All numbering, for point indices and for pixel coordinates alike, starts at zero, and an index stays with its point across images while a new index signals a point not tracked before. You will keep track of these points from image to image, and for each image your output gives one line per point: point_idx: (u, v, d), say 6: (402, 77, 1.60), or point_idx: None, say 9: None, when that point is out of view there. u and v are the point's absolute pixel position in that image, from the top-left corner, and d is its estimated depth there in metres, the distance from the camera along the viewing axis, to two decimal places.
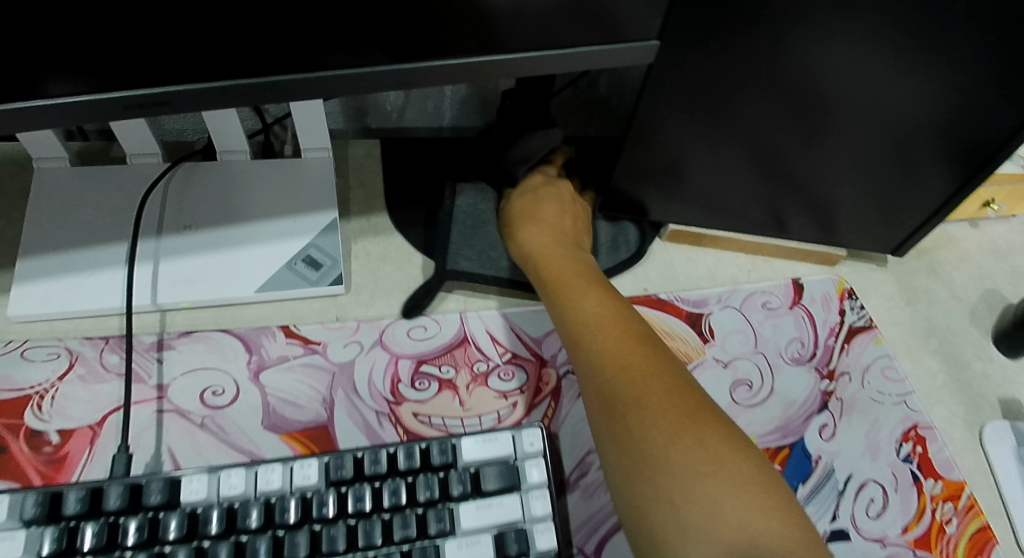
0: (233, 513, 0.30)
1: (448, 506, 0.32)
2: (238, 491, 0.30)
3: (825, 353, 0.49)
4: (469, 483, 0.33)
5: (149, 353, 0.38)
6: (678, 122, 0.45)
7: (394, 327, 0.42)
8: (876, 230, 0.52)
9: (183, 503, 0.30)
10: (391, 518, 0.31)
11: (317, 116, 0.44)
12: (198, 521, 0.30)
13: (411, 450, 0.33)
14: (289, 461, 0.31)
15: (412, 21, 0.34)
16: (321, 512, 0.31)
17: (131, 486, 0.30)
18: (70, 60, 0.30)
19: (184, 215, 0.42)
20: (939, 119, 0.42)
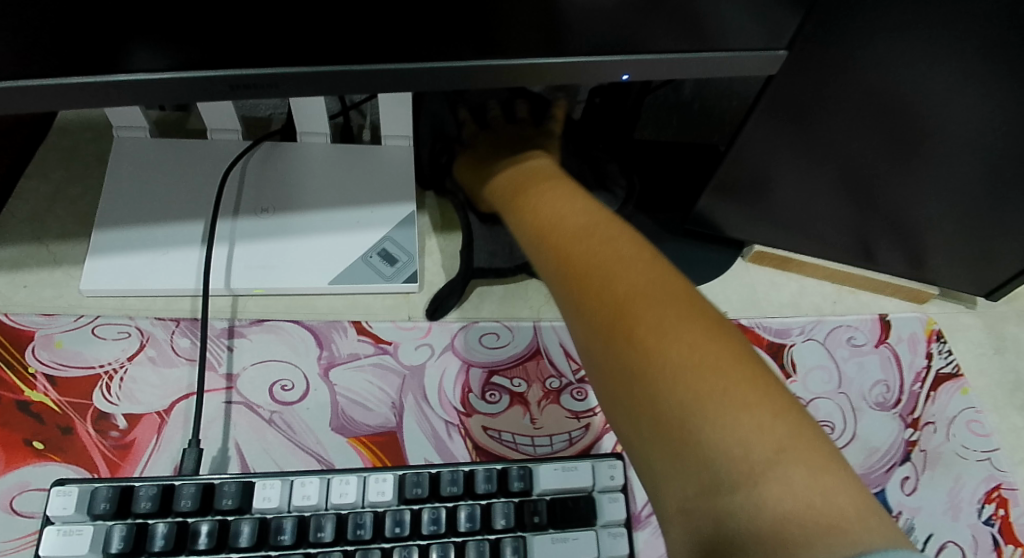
0: (305, 526, 0.29)
1: (525, 537, 0.31)
2: (310, 501, 0.29)
3: (911, 400, 0.46)
4: (546, 513, 0.31)
5: (221, 340, 0.36)
6: (785, 142, 0.41)
7: (467, 331, 0.40)
8: (975, 272, 0.49)
9: (254, 509, 0.29)
10: (465, 544, 0.30)
11: (403, 104, 0.42)
12: (269, 531, 0.28)
13: (489, 472, 0.31)
14: (364, 473, 0.30)
15: (534, 18, 0.32)
16: (395, 531, 0.29)
17: (203, 487, 0.29)
18: (181, 36, 0.29)
19: (261, 197, 0.40)
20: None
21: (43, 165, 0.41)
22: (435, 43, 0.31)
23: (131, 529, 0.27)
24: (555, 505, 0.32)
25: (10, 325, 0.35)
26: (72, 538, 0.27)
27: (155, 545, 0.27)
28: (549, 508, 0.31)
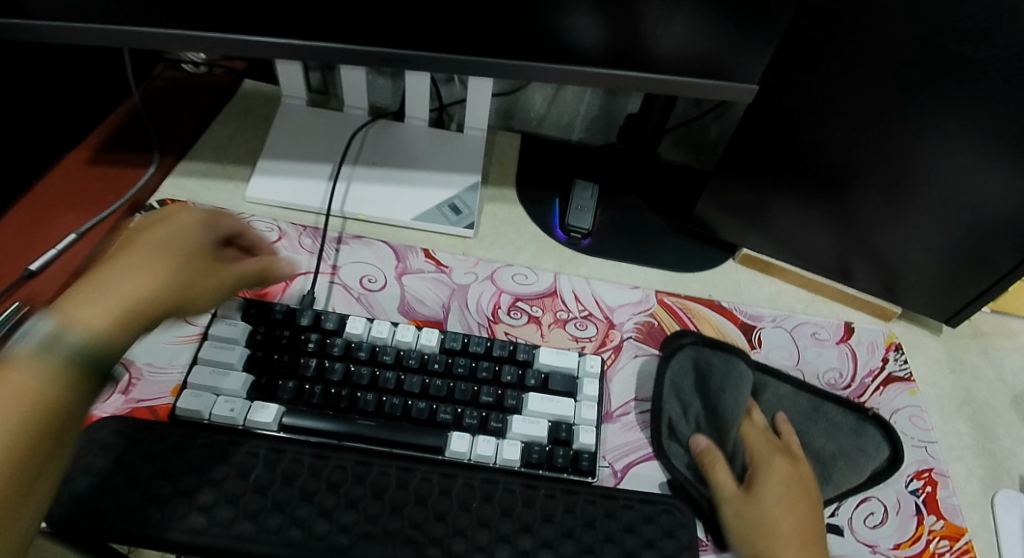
0: (376, 351, 0.43)
1: (522, 392, 0.44)
2: (382, 337, 0.44)
3: (859, 388, 0.56)
4: (540, 380, 0.44)
5: (331, 244, 0.51)
6: (761, 152, 0.55)
7: (504, 270, 0.53)
8: (929, 294, 0.59)
9: (344, 334, 0.44)
10: (480, 387, 0.43)
11: (483, 102, 0.57)
12: (352, 348, 0.43)
13: (505, 346, 0.45)
14: (420, 327, 0.45)
15: (572, 38, 0.50)
16: (434, 366, 0.43)
17: (316, 314, 0.44)
18: (360, 21, 0.48)
19: (373, 154, 0.56)
20: (981, 189, 0.50)
21: (227, 117, 0.58)
22: (509, 48, 0.50)
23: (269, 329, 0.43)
24: (547, 377, 0.44)
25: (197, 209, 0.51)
26: (229, 326, 0.43)
27: (282, 341, 0.43)
28: (542, 378, 0.44)
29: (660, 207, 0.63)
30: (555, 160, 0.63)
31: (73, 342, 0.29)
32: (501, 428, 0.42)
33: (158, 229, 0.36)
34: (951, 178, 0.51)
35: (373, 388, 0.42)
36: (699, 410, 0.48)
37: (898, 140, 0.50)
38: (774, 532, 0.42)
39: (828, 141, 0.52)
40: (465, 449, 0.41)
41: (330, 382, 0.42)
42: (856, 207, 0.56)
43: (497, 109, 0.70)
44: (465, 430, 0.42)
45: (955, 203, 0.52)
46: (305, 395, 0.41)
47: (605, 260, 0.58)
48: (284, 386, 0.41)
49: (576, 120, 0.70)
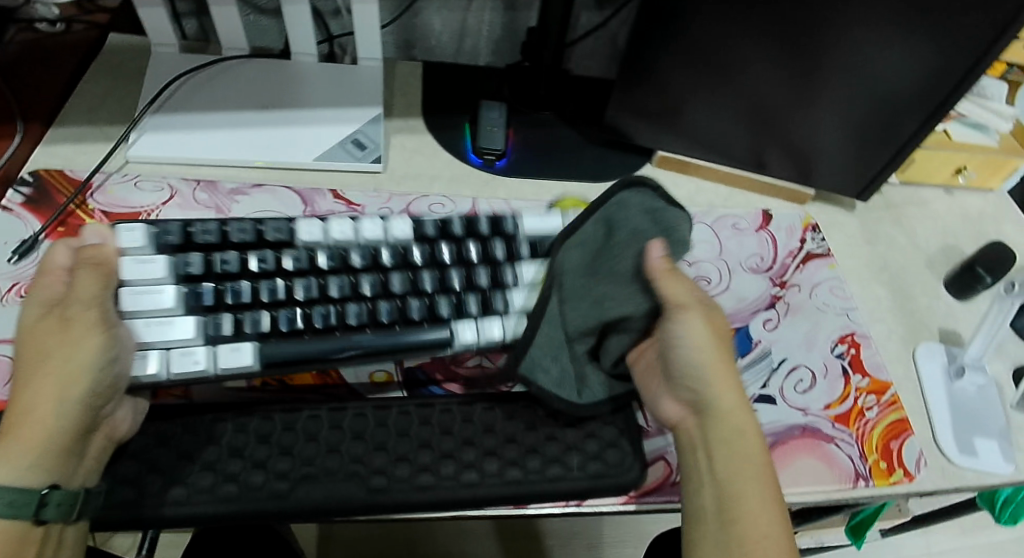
0: (342, 254, 0.43)
1: (512, 263, 0.44)
2: (345, 237, 0.43)
3: (781, 268, 0.56)
4: (528, 250, 0.44)
5: (231, 197, 0.48)
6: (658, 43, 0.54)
7: (419, 201, 0.52)
8: (843, 170, 0.60)
9: (299, 243, 0.42)
10: (470, 270, 0.43)
11: (372, 29, 0.54)
12: (315, 258, 0.42)
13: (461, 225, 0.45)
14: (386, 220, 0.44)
15: None
16: (413, 259, 0.43)
17: (257, 226, 0.42)
18: None
19: (264, 97, 0.53)
20: (881, 52, 0.50)
21: (97, 76, 0.53)
22: None
23: (204, 257, 0.41)
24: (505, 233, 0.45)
25: (74, 176, 0.47)
26: (146, 266, 0.39)
27: (223, 267, 0.41)
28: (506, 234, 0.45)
29: (573, 119, 0.62)
30: (461, 84, 0.61)
31: (45, 413, 0.33)
32: (502, 309, 0.43)
33: (37, 332, 0.35)
34: (850, 41, 0.50)
35: (354, 297, 0.42)
36: (632, 226, 0.40)
37: (799, 23, 0.50)
38: (735, 472, 0.36)
39: (735, 35, 0.52)
40: (469, 339, 0.41)
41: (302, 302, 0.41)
42: (762, 90, 0.55)
43: (395, 41, 0.67)
44: (465, 319, 0.42)
45: (861, 82, 0.53)
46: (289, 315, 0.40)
47: (523, 179, 0.57)
48: (252, 311, 0.40)
49: (480, 44, 0.68)
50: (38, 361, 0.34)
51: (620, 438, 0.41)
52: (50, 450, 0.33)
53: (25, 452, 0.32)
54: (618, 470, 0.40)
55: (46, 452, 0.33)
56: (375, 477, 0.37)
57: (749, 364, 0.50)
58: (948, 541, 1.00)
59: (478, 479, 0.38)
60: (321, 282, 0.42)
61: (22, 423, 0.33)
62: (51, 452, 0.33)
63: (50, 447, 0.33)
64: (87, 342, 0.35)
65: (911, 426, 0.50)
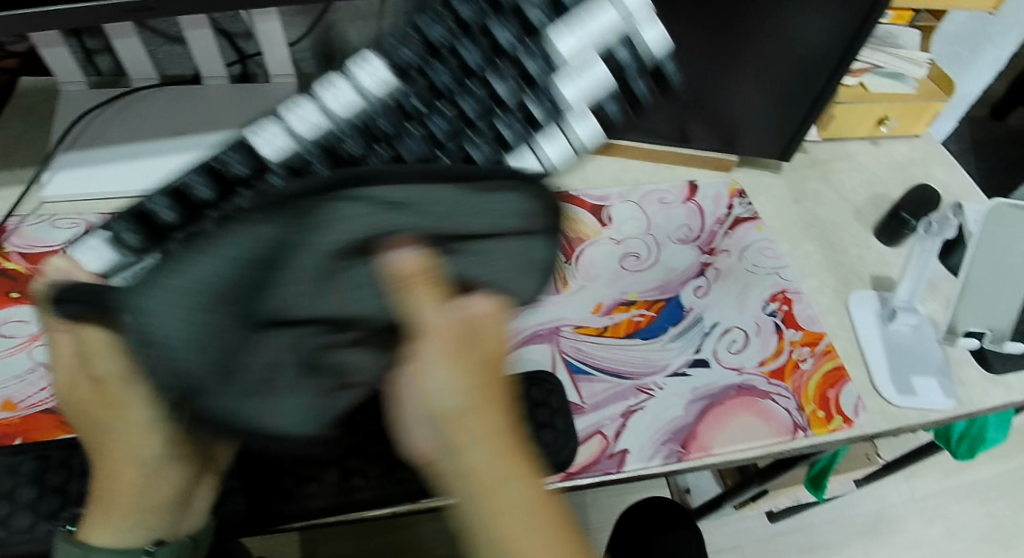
0: (367, 126, 0.38)
1: (528, 81, 0.40)
2: (332, 113, 0.38)
3: (709, 236, 0.57)
4: (516, 46, 0.40)
5: None
6: None
7: None
8: (764, 133, 0.61)
9: (314, 137, 0.38)
10: (518, 93, 0.40)
11: (278, 46, 0.55)
12: (372, 142, 0.38)
13: (490, 18, 0.40)
14: (348, 77, 0.40)
15: None
16: (410, 104, 0.39)
17: (244, 154, 0.37)
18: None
19: (176, 124, 0.53)
20: (777, 15, 0.51)
21: (9, 120, 0.54)
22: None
23: (217, 193, 0.37)
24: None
25: None
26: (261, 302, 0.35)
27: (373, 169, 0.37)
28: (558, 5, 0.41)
29: None
30: None
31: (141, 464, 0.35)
32: (562, 120, 0.40)
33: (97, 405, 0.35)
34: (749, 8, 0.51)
35: (437, 151, 0.38)
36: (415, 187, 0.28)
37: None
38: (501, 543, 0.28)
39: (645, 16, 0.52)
40: (565, 144, 0.40)
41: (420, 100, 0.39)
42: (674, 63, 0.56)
43: (314, 56, 0.67)
44: (547, 136, 0.40)
45: (773, 49, 0.54)
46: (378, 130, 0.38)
47: None
48: (370, 156, 0.37)
49: None
50: (94, 427, 0.35)
51: (551, 419, 0.43)
52: (149, 510, 0.36)
53: (127, 510, 0.35)
54: (551, 450, 0.42)
55: (152, 506, 0.36)
56: None
57: (682, 332, 0.50)
58: (930, 483, 0.99)
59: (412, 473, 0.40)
60: (401, 149, 0.37)
61: (143, 483, 0.35)
62: (150, 509, 0.36)
63: (149, 505, 0.36)
64: (146, 412, 0.34)
65: (848, 374, 0.50)
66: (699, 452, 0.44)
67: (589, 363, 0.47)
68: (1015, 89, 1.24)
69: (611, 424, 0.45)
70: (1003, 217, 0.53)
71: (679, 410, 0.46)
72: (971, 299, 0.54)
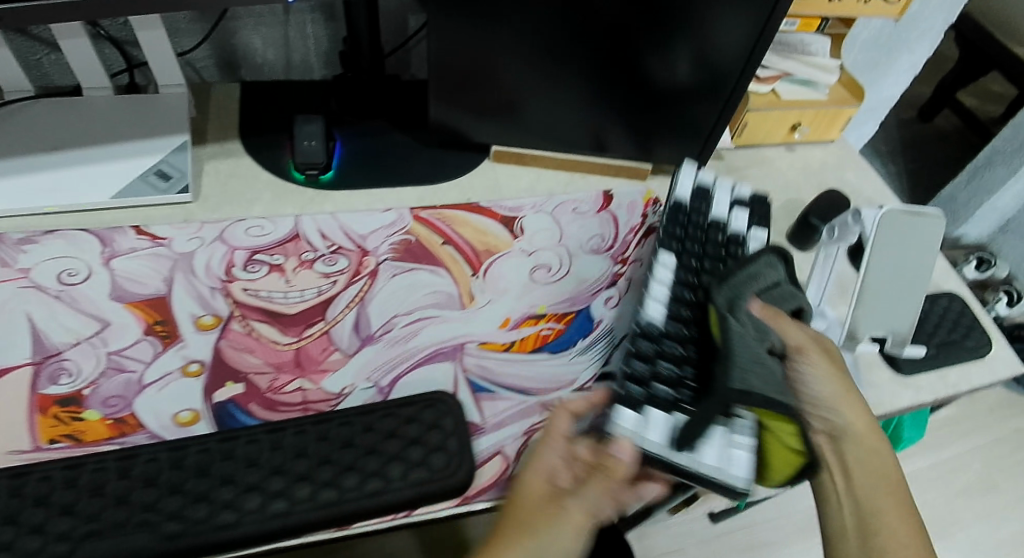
0: (654, 361, 0.43)
1: (738, 248, 0.51)
2: (652, 348, 0.44)
3: (623, 246, 0.56)
4: (682, 201, 0.52)
5: (17, 246, 0.45)
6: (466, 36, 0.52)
7: (234, 227, 0.50)
8: (674, 142, 0.60)
9: (652, 383, 0.42)
10: (712, 258, 0.50)
11: (167, 55, 0.52)
12: (676, 383, 0.43)
13: (660, 252, 0.49)
14: (636, 333, 0.45)
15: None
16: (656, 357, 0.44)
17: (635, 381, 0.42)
18: None
19: (52, 138, 0.50)
20: (683, 20, 0.50)
21: None
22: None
23: (645, 389, 0.41)
24: (732, 240, 0.51)
25: None
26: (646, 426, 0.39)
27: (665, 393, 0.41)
28: (697, 210, 0.52)
29: (405, 125, 0.60)
30: (281, 101, 0.59)
31: None
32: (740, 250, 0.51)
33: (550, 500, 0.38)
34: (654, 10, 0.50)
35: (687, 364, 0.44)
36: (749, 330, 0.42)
37: (681, 18, 0.50)
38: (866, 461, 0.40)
39: (549, 14, 0.50)
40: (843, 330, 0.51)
41: (660, 336, 0.45)
42: (581, 68, 0.54)
43: (217, 65, 0.64)
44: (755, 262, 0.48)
45: (681, 54, 0.53)
46: (671, 380, 0.42)
47: (352, 189, 0.55)
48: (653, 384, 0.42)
49: (310, 58, 0.66)
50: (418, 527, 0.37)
51: (445, 441, 0.40)
52: None
53: None
54: (444, 474, 0.39)
55: None
56: (168, 523, 0.34)
57: (591, 345, 0.49)
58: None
59: (288, 507, 0.36)
60: (665, 378, 0.42)
61: None
62: None
63: None
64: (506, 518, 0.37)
65: None
66: None
67: (493, 382, 0.45)
68: (938, 90, 1.27)
69: (512, 444, 0.43)
70: (901, 223, 0.52)
71: None
72: (870, 305, 0.50)
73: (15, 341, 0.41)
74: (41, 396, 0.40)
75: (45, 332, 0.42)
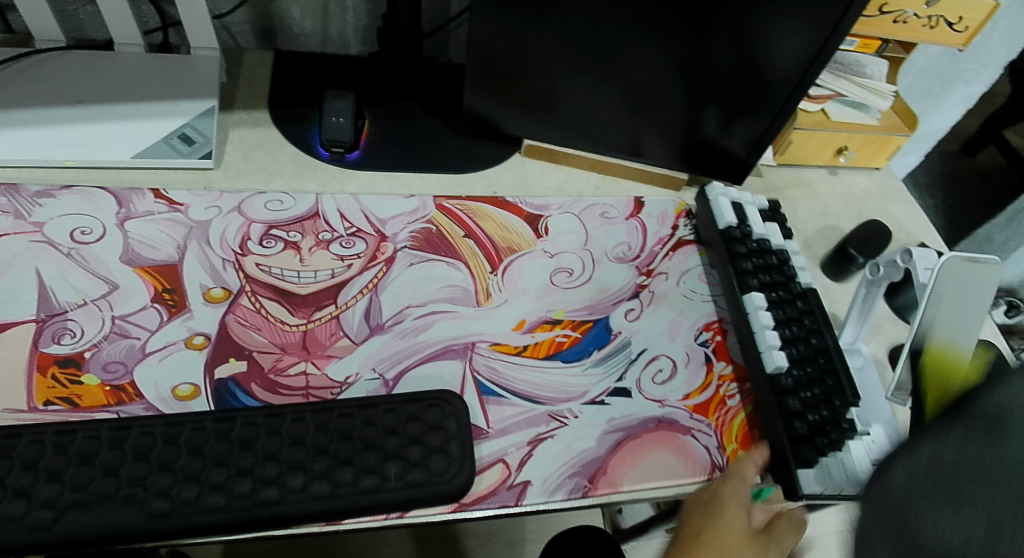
0: (799, 417, 0.44)
1: (797, 269, 0.52)
2: (788, 399, 0.44)
3: (649, 257, 0.54)
4: (750, 230, 0.52)
5: (32, 199, 0.44)
6: (508, 24, 0.51)
7: (254, 199, 0.48)
8: (712, 152, 0.57)
9: (809, 433, 0.43)
10: (786, 282, 0.50)
11: (202, 17, 0.51)
12: (819, 425, 0.44)
13: (760, 297, 0.48)
14: (769, 385, 0.45)
15: None
16: (797, 406, 0.44)
17: (797, 449, 0.43)
18: None
19: (79, 92, 0.49)
20: (737, 23, 0.48)
21: None
22: None
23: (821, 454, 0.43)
24: (782, 260, 0.52)
25: None
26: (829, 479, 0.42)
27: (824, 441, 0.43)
28: (749, 236, 0.52)
29: (437, 110, 0.59)
30: (315, 75, 0.57)
31: None
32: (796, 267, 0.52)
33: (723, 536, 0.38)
34: (705, 10, 0.48)
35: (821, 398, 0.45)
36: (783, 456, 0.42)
37: (762, 103, 0.53)
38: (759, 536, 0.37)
39: (595, 6, 0.48)
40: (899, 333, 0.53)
41: (793, 386, 0.45)
42: (623, 66, 0.52)
43: (253, 30, 0.63)
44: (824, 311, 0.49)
45: (730, 62, 0.50)
46: (814, 423, 0.44)
47: (376, 172, 0.54)
48: (808, 431, 0.43)
49: (348, 32, 0.64)
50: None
51: (445, 444, 0.39)
52: None
53: None
54: (441, 478, 0.37)
55: None
56: (155, 501, 0.33)
57: (606, 357, 0.47)
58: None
59: (279, 497, 0.35)
60: (816, 421, 0.44)
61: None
62: None
63: None
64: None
65: None
66: (607, 488, 0.41)
67: (501, 386, 0.44)
68: (987, 126, 1.22)
69: (514, 453, 0.41)
70: (959, 273, 0.44)
71: (592, 442, 0.43)
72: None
73: (21, 295, 0.41)
74: (41, 354, 0.39)
75: (52, 289, 0.41)
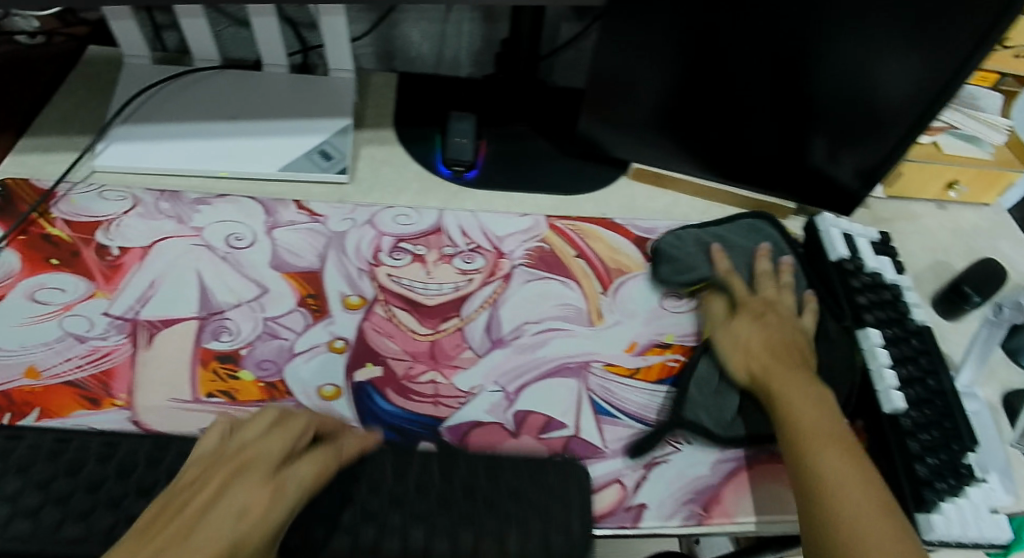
0: (918, 459, 0.43)
1: (909, 305, 0.52)
2: (908, 439, 0.44)
3: None
4: (860, 263, 0.53)
5: (192, 205, 0.49)
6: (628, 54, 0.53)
7: (384, 213, 0.52)
8: (820, 181, 0.58)
9: (930, 476, 0.43)
10: (899, 318, 0.50)
11: (341, 41, 0.55)
12: (940, 469, 0.43)
13: (877, 332, 0.48)
14: (891, 424, 0.44)
15: None
16: (918, 449, 0.44)
17: (922, 494, 0.42)
18: None
19: (231, 108, 0.53)
20: (860, 60, 0.48)
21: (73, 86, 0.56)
22: None
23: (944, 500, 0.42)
24: (894, 294, 0.52)
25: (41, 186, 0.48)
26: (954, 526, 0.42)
27: (946, 486, 0.42)
28: (860, 268, 0.52)
29: (548, 132, 0.61)
30: (435, 96, 0.60)
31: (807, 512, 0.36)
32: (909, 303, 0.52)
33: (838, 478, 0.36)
34: (829, 47, 0.48)
35: (940, 443, 0.45)
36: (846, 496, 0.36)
37: (877, 135, 0.53)
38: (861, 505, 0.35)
39: (717, 39, 0.50)
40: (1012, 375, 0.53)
41: (912, 427, 0.45)
42: (738, 97, 0.54)
43: (375, 52, 0.66)
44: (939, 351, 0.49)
45: (846, 94, 0.51)
46: (934, 466, 0.43)
47: (492, 191, 0.56)
48: (930, 473, 0.43)
49: (462, 55, 0.67)
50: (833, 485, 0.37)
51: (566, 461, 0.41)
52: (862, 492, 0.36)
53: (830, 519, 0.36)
54: None
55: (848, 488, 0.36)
56: None
57: None
58: None
59: None
60: (936, 465, 0.43)
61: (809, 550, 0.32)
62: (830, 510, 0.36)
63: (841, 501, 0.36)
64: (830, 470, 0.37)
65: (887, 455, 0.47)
66: (721, 518, 0.42)
67: (615, 405, 0.45)
68: None
69: (630, 474, 0.43)
70: None
71: (703, 468, 0.44)
72: None
73: (185, 292, 0.45)
74: (203, 349, 0.43)
75: (210, 289, 0.45)
